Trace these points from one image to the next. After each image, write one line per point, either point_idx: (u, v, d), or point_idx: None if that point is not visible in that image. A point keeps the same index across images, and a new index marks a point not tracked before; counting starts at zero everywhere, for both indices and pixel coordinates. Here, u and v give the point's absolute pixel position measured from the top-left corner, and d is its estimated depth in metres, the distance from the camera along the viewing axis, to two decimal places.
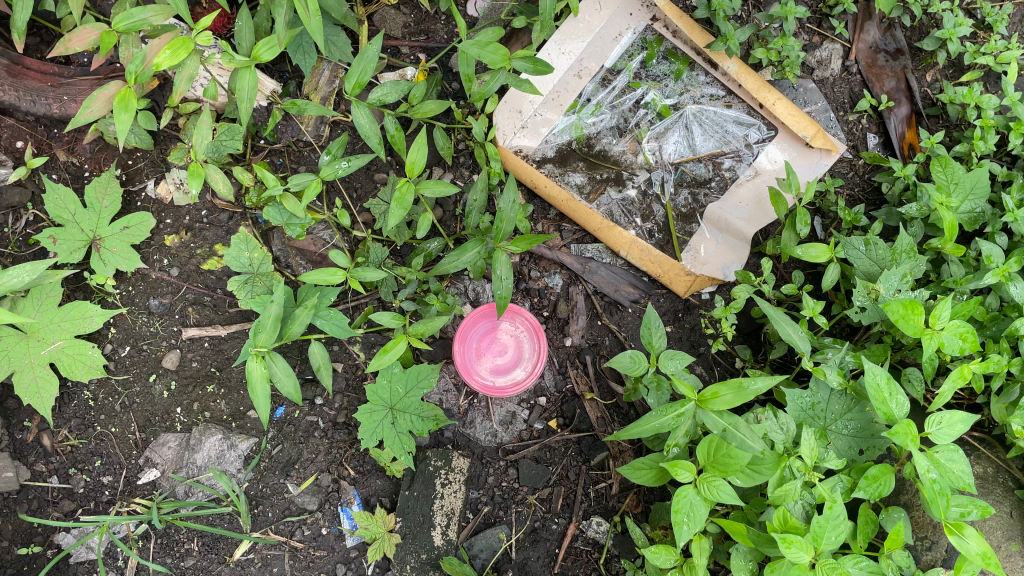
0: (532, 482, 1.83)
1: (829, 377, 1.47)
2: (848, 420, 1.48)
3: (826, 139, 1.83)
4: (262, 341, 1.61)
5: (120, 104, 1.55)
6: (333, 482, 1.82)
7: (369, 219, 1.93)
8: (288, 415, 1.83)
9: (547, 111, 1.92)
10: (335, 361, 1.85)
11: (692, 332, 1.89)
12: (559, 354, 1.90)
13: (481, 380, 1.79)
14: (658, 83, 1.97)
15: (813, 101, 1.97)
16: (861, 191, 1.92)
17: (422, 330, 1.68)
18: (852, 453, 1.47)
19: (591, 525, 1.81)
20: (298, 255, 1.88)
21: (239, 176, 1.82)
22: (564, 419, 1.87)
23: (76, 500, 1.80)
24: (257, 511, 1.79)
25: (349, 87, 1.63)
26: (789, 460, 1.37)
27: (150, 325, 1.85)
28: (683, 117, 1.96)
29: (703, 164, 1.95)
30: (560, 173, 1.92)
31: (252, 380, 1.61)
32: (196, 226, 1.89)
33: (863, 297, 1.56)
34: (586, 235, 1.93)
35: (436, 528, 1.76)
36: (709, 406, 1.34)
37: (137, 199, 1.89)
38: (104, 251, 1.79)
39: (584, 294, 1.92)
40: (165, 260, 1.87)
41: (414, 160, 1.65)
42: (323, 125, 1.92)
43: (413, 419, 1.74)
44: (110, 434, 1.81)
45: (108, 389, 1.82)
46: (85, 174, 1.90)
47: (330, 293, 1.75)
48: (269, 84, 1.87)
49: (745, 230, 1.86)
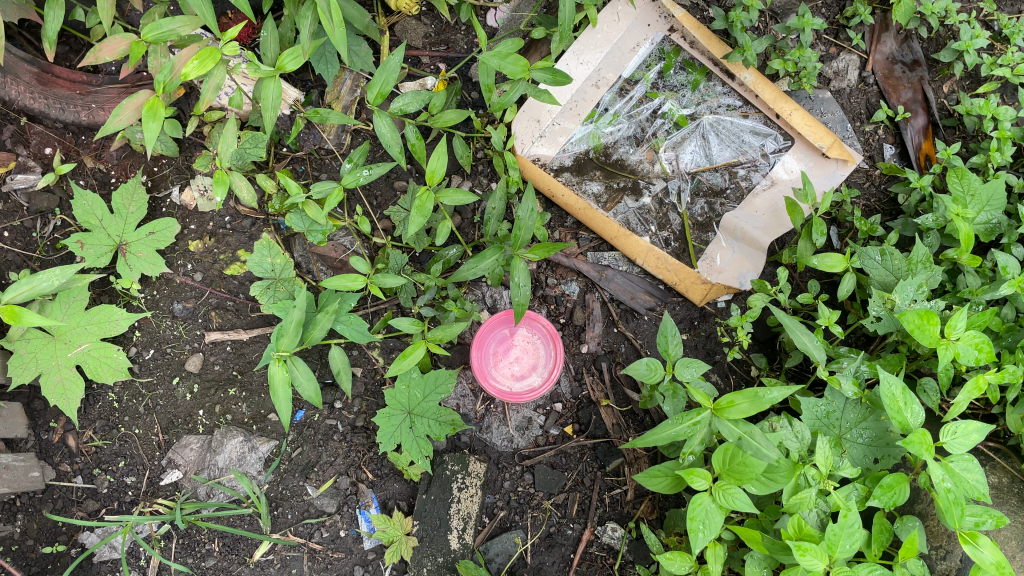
0: (547, 487, 1.85)
1: (844, 387, 1.48)
2: (862, 429, 1.49)
3: (843, 149, 1.85)
4: (285, 346, 1.64)
5: (149, 112, 1.59)
6: (352, 485, 1.84)
7: (389, 225, 1.96)
8: (308, 419, 1.85)
9: (565, 120, 1.95)
10: (354, 366, 1.88)
11: (708, 340, 1.90)
12: (575, 360, 1.91)
13: (498, 386, 1.81)
14: (675, 93, 1.99)
15: (829, 111, 1.98)
16: (877, 201, 1.93)
17: (440, 337, 1.71)
18: (867, 462, 1.48)
19: (606, 531, 1.83)
20: (319, 261, 1.92)
21: (262, 183, 1.86)
22: (580, 425, 1.88)
23: (100, 500, 1.84)
24: (277, 512, 1.82)
25: (371, 97, 1.66)
26: (804, 468, 1.38)
27: (174, 328, 1.88)
28: (700, 127, 1.98)
29: (719, 173, 1.97)
30: (578, 181, 1.95)
31: (274, 384, 1.64)
32: (219, 232, 1.93)
33: (879, 306, 1.57)
34: (602, 243, 1.95)
35: (453, 531, 1.78)
36: (725, 415, 1.36)
37: (162, 205, 1.93)
38: (130, 256, 1.83)
39: (601, 301, 1.94)
40: (189, 265, 1.91)
41: (434, 168, 1.67)
42: (344, 133, 1.95)
43: (431, 424, 1.77)
44: (134, 436, 1.85)
45: (132, 391, 1.85)
46: (111, 180, 1.94)
47: (350, 298, 1.78)
48: (292, 93, 1.91)
49: (761, 239, 1.86)
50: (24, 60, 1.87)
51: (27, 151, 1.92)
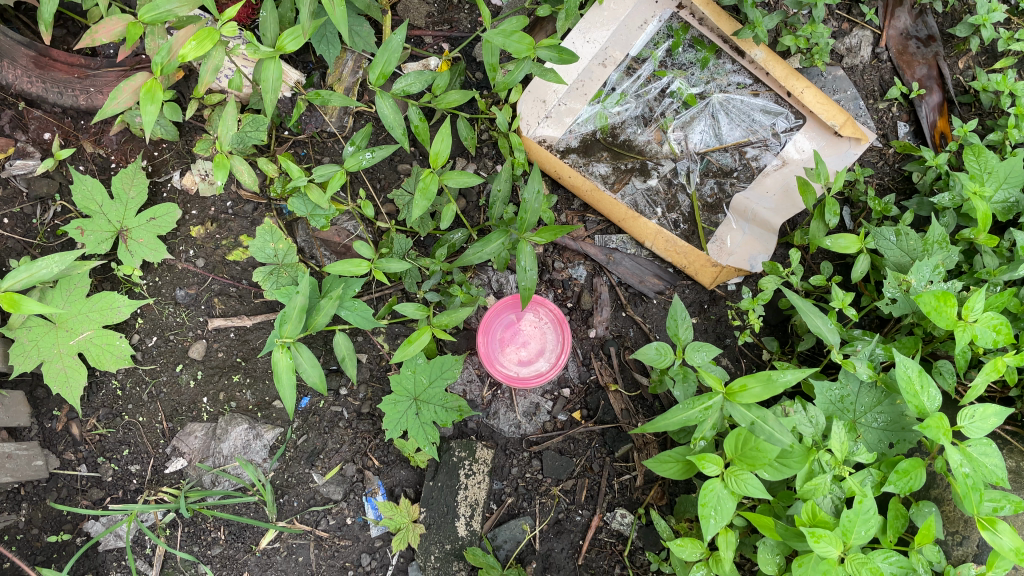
0: (555, 473, 1.82)
1: (859, 369, 1.45)
2: (877, 413, 1.46)
3: (855, 127, 1.81)
4: (288, 332, 1.62)
5: (147, 95, 1.56)
6: (358, 472, 1.82)
7: (392, 209, 1.92)
8: (313, 406, 1.83)
9: (571, 100, 1.91)
10: (359, 352, 1.86)
11: (718, 324, 1.87)
12: (583, 345, 1.89)
13: (505, 371, 1.79)
14: (684, 71, 1.94)
15: (842, 88, 1.94)
16: (891, 181, 1.89)
17: (447, 322, 1.69)
18: (882, 446, 1.46)
19: (615, 517, 1.80)
20: (322, 246, 1.89)
21: (263, 167, 1.83)
22: (588, 410, 1.86)
23: (105, 488, 1.82)
24: (283, 500, 1.80)
25: (373, 78, 1.63)
26: (817, 454, 1.36)
27: (177, 315, 1.87)
28: (709, 106, 1.94)
29: (729, 153, 1.93)
30: (585, 163, 1.91)
31: (277, 370, 1.63)
32: (221, 217, 1.91)
33: (894, 288, 1.53)
34: (610, 226, 1.92)
35: (460, 518, 1.75)
36: (737, 399, 1.33)
37: (162, 190, 1.91)
38: (131, 242, 1.81)
39: (609, 285, 1.91)
40: (191, 251, 1.89)
41: (438, 150, 1.65)
42: (347, 116, 1.92)
43: (438, 410, 1.75)
44: (138, 424, 1.83)
45: (135, 378, 1.84)
46: (111, 165, 1.92)
47: (354, 283, 1.76)
48: (293, 75, 1.88)
49: (771, 220, 1.84)
50: (20, 43, 1.83)
51: (26, 137, 1.90)
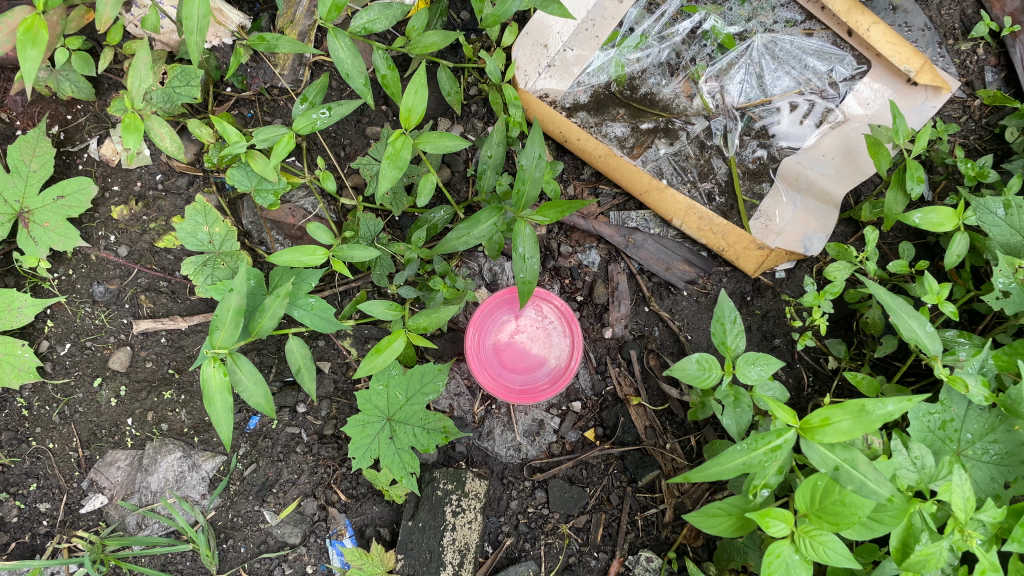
0: (565, 507, 1.48)
1: (972, 391, 1.06)
2: (989, 444, 1.11)
3: (935, 73, 1.43)
4: (221, 341, 1.25)
5: (25, 35, 1.20)
6: (320, 510, 1.48)
7: (360, 182, 1.56)
8: (264, 427, 1.48)
9: (579, 45, 1.54)
10: (320, 360, 1.50)
11: (764, 321, 1.51)
12: (597, 348, 1.53)
13: (501, 386, 1.44)
14: (719, 7, 1.57)
15: (916, 25, 1.55)
16: (978, 140, 1.52)
17: (425, 324, 1.33)
18: (995, 488, 1.10)
19: (639, 562, 1.45)
20: (273, 229, 1.53)
21: (196, 131, 1.44)
22: (604, 429, 1.51)
23: (8, 533, 1.46)
24: (227, 546, 1.45)
25: (323, 11, 1.25)
26: (918, 504, 1.01)
27: (95, 316, 1.51)
28: (750, 50, 1.56)
29: (776, 108, 1.56)
30: (597, 122, 1.54)
31: (208, 391, 1.27)
32: (149, 194, 1.54)
33: (1007, 276, 1.17)
34: (628, 200, 1.56)
35: (446, 568, 1.40)
36: (816, 437, 0.97)
37: (77, 161, 1.54)
38: (34, 227, 1.45)
39: (628, 274, 1.55)
40: (112, 236, 1.53)
41: (411, 105, 1.27)
42: (302, 67, 1.55)
43: (418, 433, 1.41)
44: (48, 452, 1.48)
45: (44, 396, 1.48)
46: (14, 131, 1.54)
47: (309, 276, 1.38)
48: (234, 17, 1.50)
49: (831, 192, 1.47)
50: None
51: None
